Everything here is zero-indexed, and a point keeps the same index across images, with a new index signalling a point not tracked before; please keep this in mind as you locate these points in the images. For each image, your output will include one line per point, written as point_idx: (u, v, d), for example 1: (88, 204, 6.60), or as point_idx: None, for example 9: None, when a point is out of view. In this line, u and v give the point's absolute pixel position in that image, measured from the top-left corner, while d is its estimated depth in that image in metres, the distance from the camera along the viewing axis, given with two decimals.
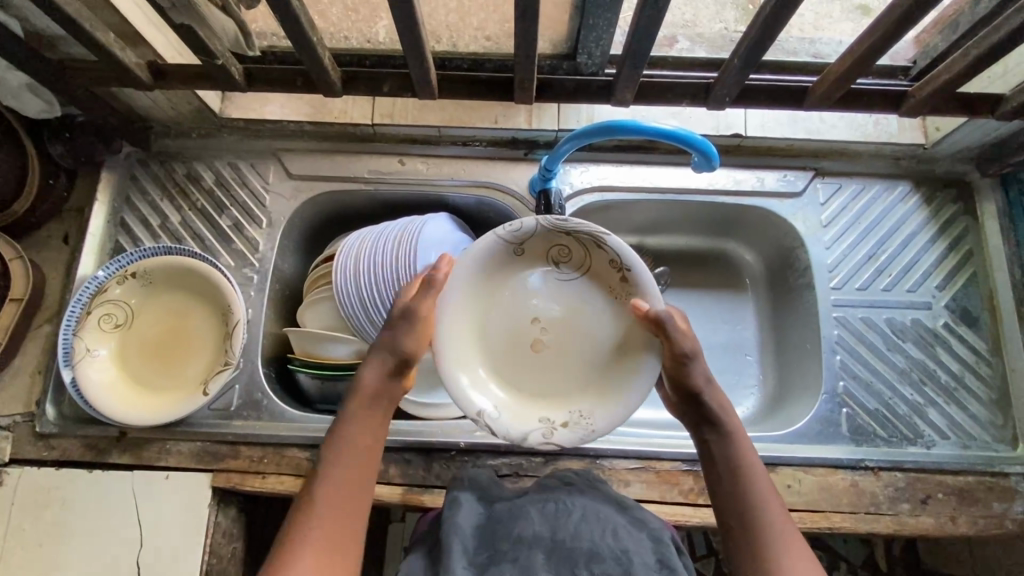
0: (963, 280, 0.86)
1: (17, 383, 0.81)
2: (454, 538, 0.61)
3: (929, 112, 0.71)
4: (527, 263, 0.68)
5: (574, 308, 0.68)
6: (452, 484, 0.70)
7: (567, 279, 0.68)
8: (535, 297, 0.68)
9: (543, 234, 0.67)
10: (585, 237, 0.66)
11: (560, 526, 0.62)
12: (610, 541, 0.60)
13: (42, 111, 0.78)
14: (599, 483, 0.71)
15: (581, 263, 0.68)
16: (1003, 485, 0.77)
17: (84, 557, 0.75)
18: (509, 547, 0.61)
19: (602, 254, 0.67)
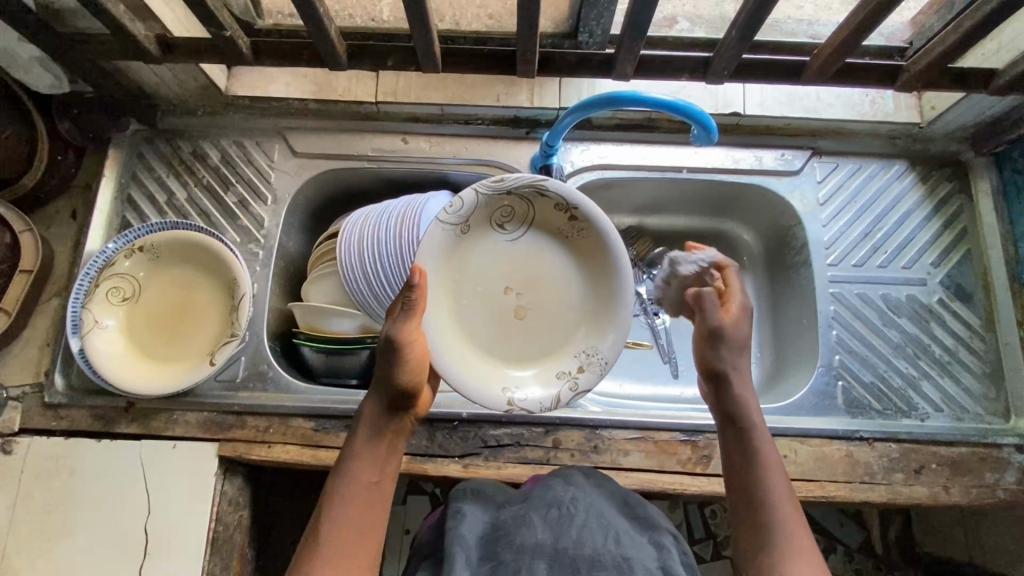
0: (958, 257, 0.87)
1: (26, 355, 0.82)
2: (456, 548, 0.59)
3: (923, 87, 0.72)
4: (477, 235, 0.68)
5: (536, 259, 0.70)
6: (455, 495, 0.69)
7: (518, 237, 0.70)
8: (496, 264, 0.69)
9: (484, 201, 0.67)
10: (522, 190, 0.67)
11: (562, 533, 0.60)
12: (613, 549, 0.59)
13: (52, 87, 0.80)
14: (608, 487, 0.70)
15: (524, 216, 0.69)
16: (995, 456, 0.79)
17: (93, 524, 0.76)
18: (510, 556, 0.58)
19: (543, 200, 0.68)
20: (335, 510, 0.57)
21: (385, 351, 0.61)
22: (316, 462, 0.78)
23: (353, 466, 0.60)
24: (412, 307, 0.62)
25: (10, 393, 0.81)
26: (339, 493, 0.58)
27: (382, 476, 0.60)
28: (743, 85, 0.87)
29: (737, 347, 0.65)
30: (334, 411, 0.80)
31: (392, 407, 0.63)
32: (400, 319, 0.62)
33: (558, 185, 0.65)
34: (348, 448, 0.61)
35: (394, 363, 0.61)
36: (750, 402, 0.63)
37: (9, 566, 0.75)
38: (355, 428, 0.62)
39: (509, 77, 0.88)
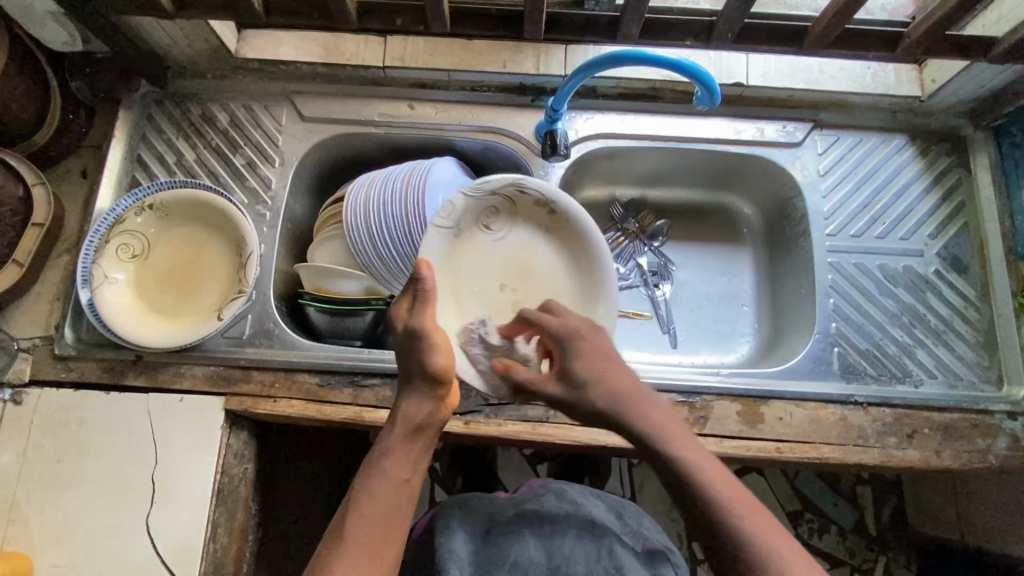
0: (955, 229, 0.89)
1: (37, 308, 0.84)
2: (454, 566, 0.65)
3: (922, 54, 0.74)
4: (465, 235, 0.72)
5: (521, 256, 0.74)
6: (443, 505, 0.75)
7: (504, 235, 0.74)
8: (488, 263, 0.73)
9: (469, 205, 0.71)
10: (504, 189, 0.71)
11: (555, 551, 0.68)
12: (605, 562, 0.66)
13: (64, 42, 0.82)
14: (595, 499, 0.78)
15: (509, 213, 0.74)
16: (987, 422, 0.80)
17: (101, 472, 0.78)
18: (503, 572, 0.65)
19: (522, 197, 0.73)
20: (364, 505, 0.56)
21: (412, 342, 0.61)
22: (321, 416, 0.80)
23: (385, 461, 0.58)
24: (427, 294, 0.62)
25: (20, 345, 0.82)
26: (369, 487, 0.57)
27: (414, 473, 0.59)
28: (747, 56, 0.88)
29: (575, 386, 0.61)
30: (339, 367, 0.82)
31: (429, 399, 0.61)
32: (419, 309, 0.62)
33: (537, 183, 0.70)
34: (381, 442, 0.60)
35: (427, 351, 0.61)
36: (658, 422, 0.59)
37: (19, 512, 0.76)
38: (389, 424, 0.61)
39: (515, 43, 0.89)
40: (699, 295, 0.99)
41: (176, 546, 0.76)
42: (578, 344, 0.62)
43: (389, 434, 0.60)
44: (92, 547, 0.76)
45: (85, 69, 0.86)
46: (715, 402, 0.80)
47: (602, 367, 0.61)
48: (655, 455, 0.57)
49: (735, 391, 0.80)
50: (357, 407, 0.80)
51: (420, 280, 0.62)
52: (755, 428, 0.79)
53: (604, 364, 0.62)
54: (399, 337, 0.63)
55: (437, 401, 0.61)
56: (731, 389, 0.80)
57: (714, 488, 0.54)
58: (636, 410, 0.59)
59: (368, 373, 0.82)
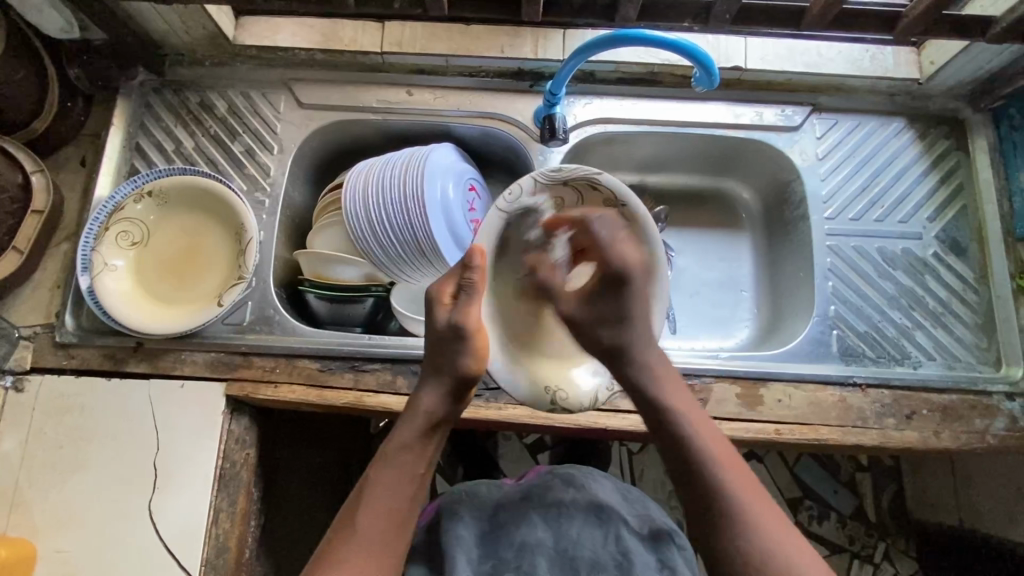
0: (954, 212, 0.89)
1: (38, 296, 0.84)
2: (459, 552, 0.67)
3: (920, 34, 0.74)
4: (523, 228, 0.67)
5: (574, 254, 0.68)
6: (447, 495, 0.75)
7: (564, 231, 0.68)
8: (541, 256, 0.68)
9: (539, 197, 0.65)
10: (575, 184, 0.64)
11: (562, 534, 0.69)
12: (611, 548, 0.68)
13: (61, 30, 0.81)
14: (601, 478, 0.77)
15: (575, 209, 0.67)
16: (985, 403, 0.80)
17: (102, 458, 0.78)
18: (511, 554, 0.67)
19: (594, 195, 0.65)
20: (378, 496, 0.59)
21: (450, 339, 0.61)
22: (321, 402, 0.80)
23: (402, 456, 0.61)
24: (477, 288, 0.62)
25: (21, 333, 0.83)
26: (384, 479, 0.60)
27: (427, 467, 0.62)
28: (745, 40, 0.88)
29: (605, 319, 0.63)
30: (338, 352, 0.82)
31: (451, 399, 0.63)
32: (463, 304, 0.61)
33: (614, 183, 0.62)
34: (397, 435, 0.62)
35: (464, 353, 0.61)
36: (659, 382, 0.63)
37: (22, 499, 0.77)
38: (408, 417, 0.62)
39: (513, 28, 0.89)
40: (698, 281, 0.99)
41: (180, 532, 0.76)
42: (636, 283, 0.62)
43: (408, 430, 0.62)
44: (96, 532, 0.76)
45: (81, 57, 0.85)
46: (715, 384, 0.80)
47: (638, 309, 0.63)
48: (648, 402, 0.63)
49: (734, 373, 0.80)
50: (358, 393, 0.80)
51: (470, 268, 0.62)
52: (755, 410, 0.79)
53: (641, 311, 0.63)
54: (437, 326, 0.62)
55: (458, 400, 0.63)
56: (730, 371, 0.80)
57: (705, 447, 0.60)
58: (633, 359, 0.63)
59: (369, 358, 0.82)
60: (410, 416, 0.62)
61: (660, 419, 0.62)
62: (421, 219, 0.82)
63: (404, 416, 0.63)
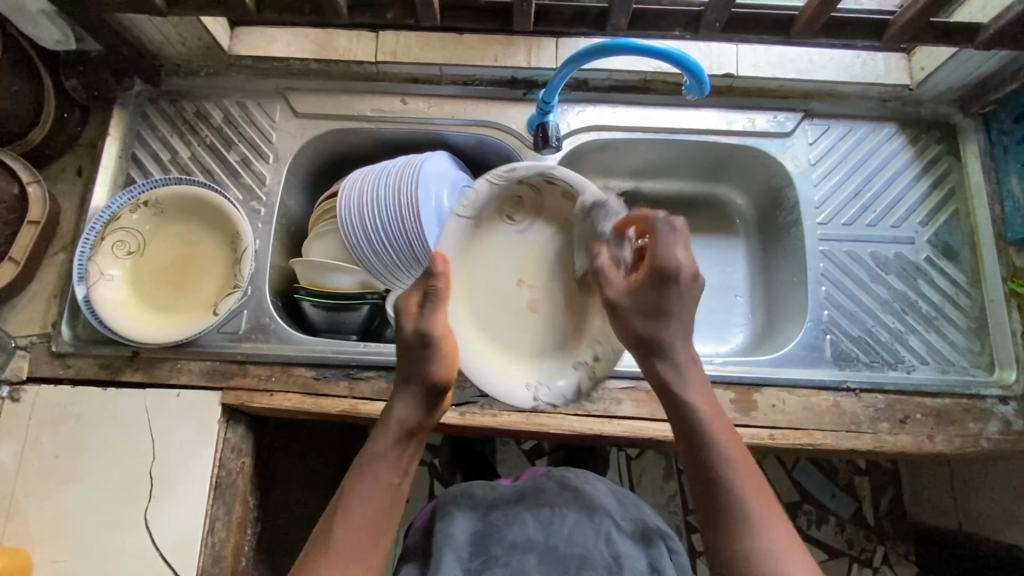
0: (945, 216, 0.89)
1: (34, 306, 0.84)
2: (449, 549, 0.67)
3: (908, 41, 0.75)
4: (486, 227, 0.68)
5: (543, 250, 0.70)
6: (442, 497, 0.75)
7: (526, 227, 0.70)
8: (509, 256, 0.69)
9: (495, 190, 0.66)
10: (530, 180, 0.67)
11: (553, 532, 0.69)
12: (603, 548, 0.68)
13: (58, 42, 0.82)
14: (597, 482, 0.77)
15: (532, 205, 0.69)
16: (979, 407, 0.81)
17: (98, 468, 0.78)
18: (502, 552, 0.67)
19: (551, 188, 0.68)
20: (354, 508, 0.58)
21: (417, 346, 0.61)
22: (317, 409, 0.80)
23: (375, 466, 0.60)
24: (439, 296, 0.62)
25: (18, 342, 0.83)
26: (359, 488, 0.59)
27: (402, 477, 0.61)
28: (737, 47, 0.89)
29: (649, 311, 0.62)
30: (333, 360, 0.82)
31: (422, 405, 0.63)
32: (429, 312, 0.61)
33: (569, 174, 0.65)
34: (371, 446, 0.61)
35: (432, 358, 0.61)
36: (690, 383, 0.62)
37: (17, 509, 0.77)
38: (381, 426, 0.62)
39: (506, 37, 0.90)
40: None
41: (176, 540, 0.76)
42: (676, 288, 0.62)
43: (380, 439, 0.61)
44: (93, 542, 0.76)
45: (77, 67, 0.86)
46: (709, 389, 0.80)
47: (682, 315, 0.63)
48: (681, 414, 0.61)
49: (728, 379, 0.80)
50: (354, 401, 0.81)
51: (433, 276, 0.62)
52: (749, 415, 0.79)
53: (683, 313, 0.63)
54: (404, 336, 0.62)
55: (430, 406, 0.63)
56: (724, 377, 0.81)
57: (727, 448, 0.58)
58: (669, 354, 0.63)
59: (364, 366, 0.82)
60: (383, 426, 0.62)
61: (684, 418, 0.61)
62: (415, 226, 0.83)
63: (378, 427, 0.63)
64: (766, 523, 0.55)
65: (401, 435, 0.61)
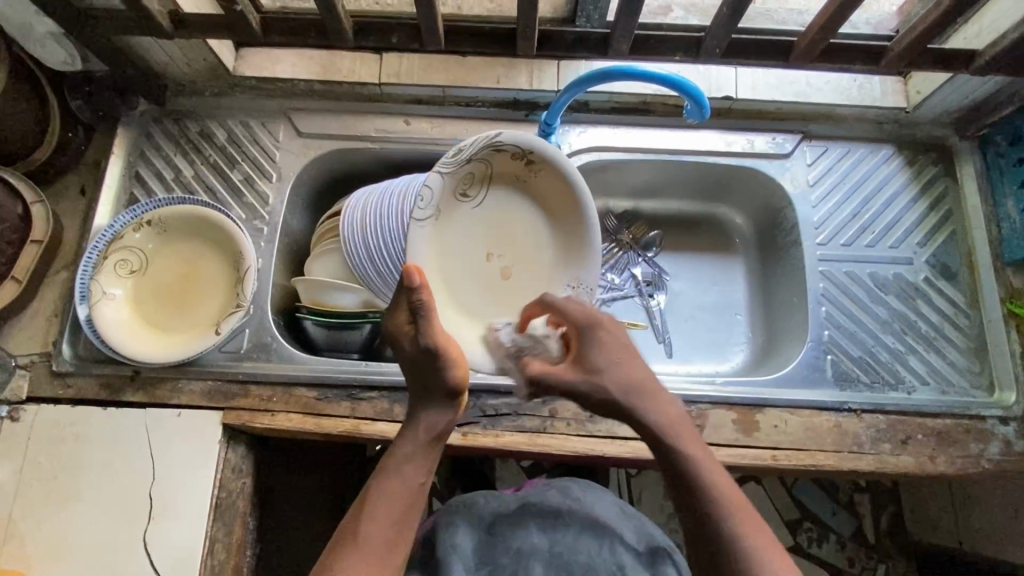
0: (943, 237, 0.90)
1: (34, 325, 0.84)
2: (455, 557, 0.67)
3: (905, 67, 0.76)
4: (448, 212, 0.69)
5: (503, 216, 0.73)
6: (446, 506, 0.73)
7: (482, 201, 0.72)
8: (471, 237, 0.71)
9: (448, 180, 0.67)
10: (479, 153, 0.68)
11: (557, 540, 0.70)
12: (606, 556, 0.69)
13: (64, 62, 0.84)
14: (601, 492, 0.76)
15: (483, 176, 0.71)
16: (980, 428, 0.81)
17: (96, 488, 0.78)
18: (507, 560, 0.68)
19: (499, 155, 0.70)
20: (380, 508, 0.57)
21: (426, 356, 0.60)
22: (319, 429, 0.80)
23: (402, 466, 0.60)
24: (430, 309, 0.59)
25: (18, 362, 0.83)
26: (383, 490, 0.58)
27: (428, 480, 0.61)
28: (736, 70, 0.90)
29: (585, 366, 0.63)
30: (336, 380, 0.82)
31: (444, 412, 0.62)
32: (423, 325, 0.59)
33: (512, 136, 0.67)
34: (399, 447, 0.61)
35: (446, 365, 0.60)
36: (665, 416, 0.61)
37: (14, 530, 0.76)
38: (406, 432, 0.62)
39: (508, 60, 0.91)
40: (693, 304, 1.00)
41: (175, 562, 0.75)
42: (602, 335, 0.63)
43: (408, 440, 0.61)
44: (89, 564, 0.75)
45: (84, 89, 0.87)
46: (711, 410, 0.80)
47: (618, 359, 0.63)
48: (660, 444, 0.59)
49: (730, 400, 0.81)
50: (355, 420, 0.80)
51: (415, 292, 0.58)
52: (751, 436, 0.79)
53: (623, 356, 0.63)
54: (409, 350, 0.61)
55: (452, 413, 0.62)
56: (727, 398, 0.81)
57: (711, 482, 0.56)
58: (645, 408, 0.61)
59: (365, 385, 0.82)
60: (409, 430, 0.61)
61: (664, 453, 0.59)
62: None
63: (404, 430, 0.62)
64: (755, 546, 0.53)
65: (424, 440, 0.61)
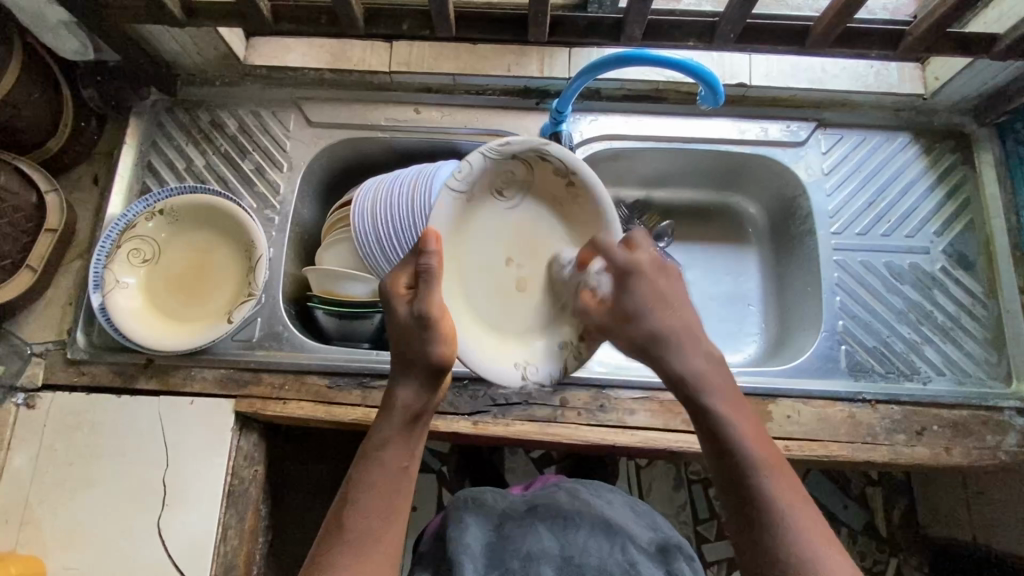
0: (961, 226, 0.89)
1: (49, 313, 0.85)
2: (466, 559, 0.66)
3: (924, 52, 0.75)
4: (476, 205, 0.62)
5: (529, 224, 0.65)
6: (455, 500, 0.75)
7: (516, 203, 0.64)
8: (497, 236, 0.64)
9: (489, 164, 0.61)
10: (524, 156, 0.61)
11: (568, 543, 0.68)
12: (618, 557, 0.67)
13: (76, 52, 0.83)
14: (609, 493, 0.76)
15: (526, 180, 0.64)
16: (997, 419, 0.80)
17: (110, 474, 0.78)
18: (518, 564, 0.66)
19: (543, 165, 0.63)
20: (364, 499, 0.56)
21: (413, 329, 0.58)
22: (330, 417, 0.80)
23: (382, 451, 0.58)
24: (433, 276, 0.57)
25: (33, 350, 0.83)
26: (369, 479, 0.57)
27: (411, 462, 0.59)
28: (750, 57, 0.89)
29: (624, 317, 0.61)
30: (347, 368, 0.82)
31: (425, 389, 0.60)
32: (422, 292, 0.57)
33: (563, 151, 0.61)
34: (377, 433, 0.59)
35: (429, 341, 0.58)
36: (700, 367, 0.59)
37: (31, 516, 0.77)
38: (386, 414, 0.60)
39: (519, 47, 0.91)
40: (704, 295, 0.99)
41: (188, 548, 0.76)
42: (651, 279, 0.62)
43: (385, 425, 0.59)
44: (104, 549, 0.76)
45: (96, 78, 0.87)
46: None
47: (654, 305, 0.61)
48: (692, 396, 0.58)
49: (742, 389, 0.80)
50: (367, 409, 0.80)
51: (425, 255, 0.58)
52: (763, 426, 0.79)
53: (660, 300, 0.61)
54: (399, 320, 0.59)
55: (433, 389, 0.60)
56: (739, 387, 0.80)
57: (744, 436, 0.55)
58: (671, 351, 0.60)
59: (376, 375, 0.82)
60: (386, 414, 0.59)
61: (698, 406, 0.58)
62: None
63: (381, 414, 0.60)
64: (790, 516, 0.51)
65: (403, 420, 0.59)
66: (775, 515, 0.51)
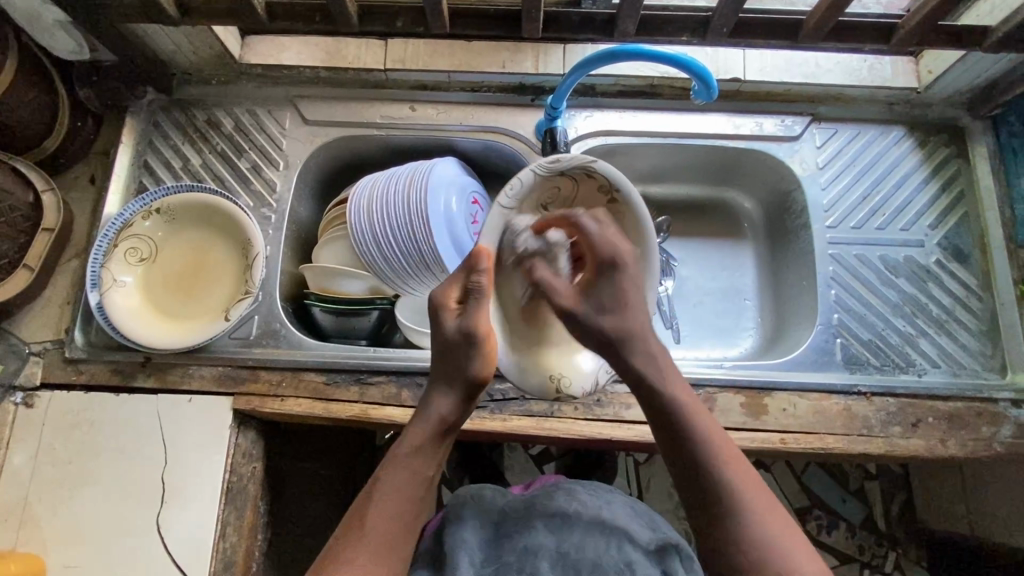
0: (956, 219, 0.89)
1: (47, 312, 0.85)
2: (461, 553, 0.67)
3: (916, 45, 0.75)
4: (520, 223, 0.67)
5: None
6: (454, 499, 0.75)
7: (561, 221, 0.68)
8: (536, 248, 0.68)
9: (536, 181, 0.65)
10: (571, 172, 0.65)
11: (564, 538, 0.68)
12: (615, 554, 0.67)
13: (72, 52, 0.83)
14: (609, 493, 0.76)
15: (569, 198, 0.68)
16: (992, 410, 0.80)
17: (109, 472, 0.79)
18: (514, 559, 0.67)
19: (588, 182, 0.66)
20: (390, 500, 0.57)
21: (459, 344, 0.61)
22: (327, 414, 0.80)
23: (414, 457, 0.60)
24: (484, 294, 0.62)
25: (30, 349, 0.84)
26: (395, 480, 0.58)
27: (434, 471, 0.61)
28: (743, 52, 0.89)
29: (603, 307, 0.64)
30: (345, 365, 0.83)
31: (461, 403, 0.62)
32: (473, 308, 0.62)
33: (607, 167, 0.63)
34: (407, 438, 0.61)
35: (474, 357, 0.61)
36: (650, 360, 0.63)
37: (30, 514, 0.77)
38: (418, 420, 0.61)
39: (513, 44, 0.91)
40: (700, 290, 0.99)
41: (187, 545, 0.76)
42: (620, 276, 0.64)
43: (418, 432, 0.61)
44: (104, 546, 0.76)
45: (92, 78, 0.87)
46: (719, 394, 0.80)
47: (625, 301, 0.64)
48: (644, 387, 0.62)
49: (738, 383, 0.80)
50: (364, 405, 0.81)
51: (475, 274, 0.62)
52: (759, 419, 0.79)
53: (633, 298, 0.64)
54: (445, 333, 0.62)
55: (468, 403, 0.63)
56: (735, 381, 0.80)
57: (698, 425, 0.59)
58: (631, 347, 0.63)
59: (374, 371, 0.82)
60: (421, 420, 0.61)
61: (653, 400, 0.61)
62: (424, 232, 0.83)
63: (413, 421, 0.62)
64: (745, 502, 0.55)
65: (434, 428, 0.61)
66: (736, 504, 0.55)
